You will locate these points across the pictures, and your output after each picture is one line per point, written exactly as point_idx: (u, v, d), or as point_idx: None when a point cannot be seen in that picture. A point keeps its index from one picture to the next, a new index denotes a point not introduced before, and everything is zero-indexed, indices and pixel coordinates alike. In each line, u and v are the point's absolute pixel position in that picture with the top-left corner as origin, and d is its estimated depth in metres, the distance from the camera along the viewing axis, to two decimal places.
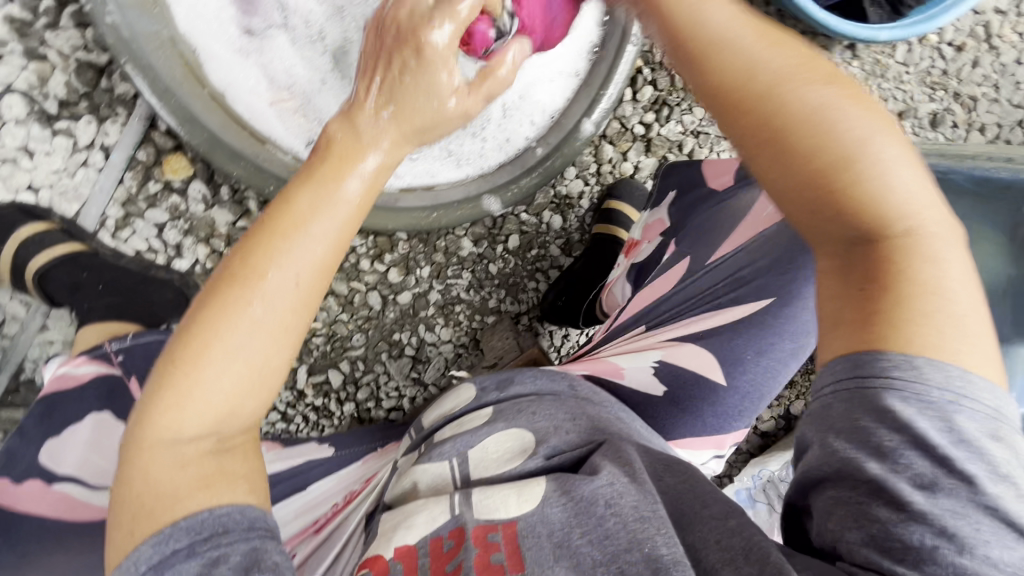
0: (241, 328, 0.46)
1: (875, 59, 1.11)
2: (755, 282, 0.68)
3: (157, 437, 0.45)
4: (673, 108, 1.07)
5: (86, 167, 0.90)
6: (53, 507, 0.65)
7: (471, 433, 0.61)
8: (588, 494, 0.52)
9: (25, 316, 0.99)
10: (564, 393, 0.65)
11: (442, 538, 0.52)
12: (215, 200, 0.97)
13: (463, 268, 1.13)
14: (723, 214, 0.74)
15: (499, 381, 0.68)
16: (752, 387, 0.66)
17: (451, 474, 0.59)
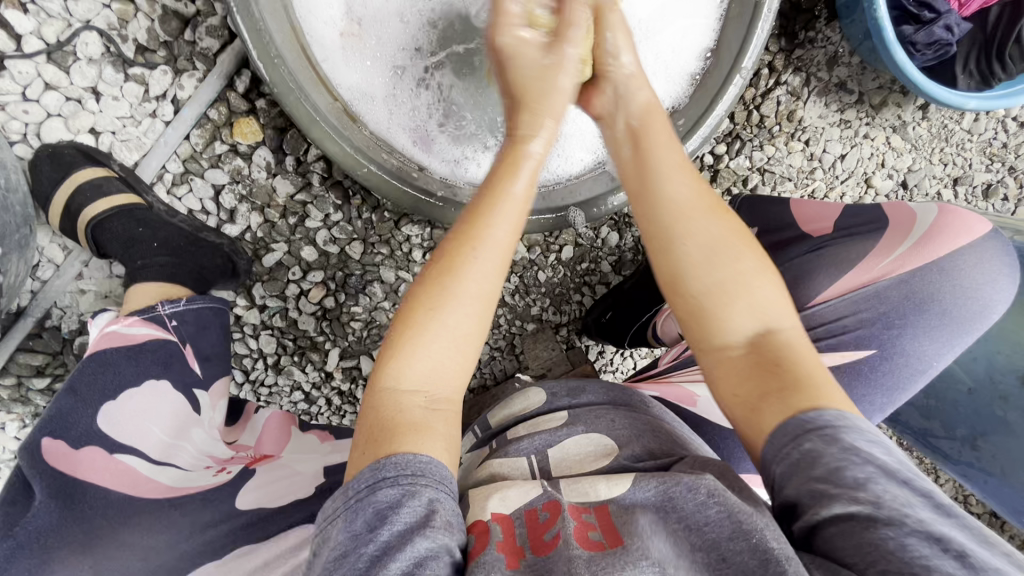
0: (467, 311, 0.56)
1: (943, 122, 1.12)
2: (857, 333, 0.68)
3: (387, 382, 0.54)
4: (745, 142, 1.06)
5: (154, 118, 0.87)
6: (107, 478, 0.61)
7: (550, 434, 0.73)
8: (688, 481, 0.57)
9: (62, 262, 0.95)
10: (636, 406, 0.77)
11: (535, 510, 0.58)
12: (279, 169, 0.94)
13: (512, 271, 1.11)
14: (825, 261, 0.73)
15: (569, 390, 0.81)
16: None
17: (529, 466, 0.69)
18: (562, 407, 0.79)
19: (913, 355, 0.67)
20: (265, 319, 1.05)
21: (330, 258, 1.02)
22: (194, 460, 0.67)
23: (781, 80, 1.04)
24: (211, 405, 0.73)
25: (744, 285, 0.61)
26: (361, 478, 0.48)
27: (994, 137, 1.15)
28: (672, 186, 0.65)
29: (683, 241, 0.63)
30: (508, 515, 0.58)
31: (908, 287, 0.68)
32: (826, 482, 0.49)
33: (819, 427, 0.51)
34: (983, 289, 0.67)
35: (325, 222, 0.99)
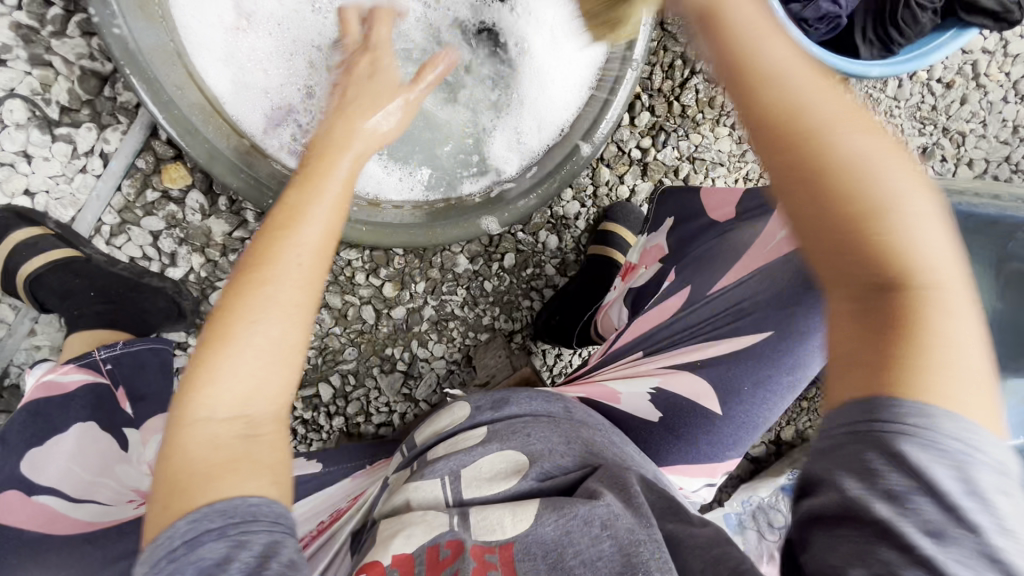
0: (281, 306, 0.48)
1: (867, 92, 1.14)
2: (752, 317, 0.67)
3: (196, 406, 0.44)
4: (670, 133, 1.08)
5: (85, 174, 0.91)
6: (30, 519, 0.64)
7: (465, 453, 0.63)
8: (583, 514, 0.53)
9: (14, 320, 0.98)
10: (558, 415, 0.68)
11: (438, 545, 0.53)
12: (213, 210, 0.97)
13: (458, 285, 1.13)
14: (724, 247, 0.75)
15: (492, 402, 0.71)
16: (747, 419, 0.67)
17: (442, 492, 0.60)
18: (483, 421, 0.69)
19: (801, 337, 0.65)
20: None
21: None
22: (116, 494, 0.69)
23: (696, 69, 1.06)
24: (143, 441, 0.75)
25: (900, 193, 0.41)
26: (173, 534, 0.39)
27: (922, 101, 1.16)
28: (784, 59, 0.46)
29: (801, 95, 0.44)
30: (411, 554, 0.53)
31: (794, 266, 0.66)
32: (857, 481, 0.37)
33: (881, 421, 0.37)
34: None
35: None
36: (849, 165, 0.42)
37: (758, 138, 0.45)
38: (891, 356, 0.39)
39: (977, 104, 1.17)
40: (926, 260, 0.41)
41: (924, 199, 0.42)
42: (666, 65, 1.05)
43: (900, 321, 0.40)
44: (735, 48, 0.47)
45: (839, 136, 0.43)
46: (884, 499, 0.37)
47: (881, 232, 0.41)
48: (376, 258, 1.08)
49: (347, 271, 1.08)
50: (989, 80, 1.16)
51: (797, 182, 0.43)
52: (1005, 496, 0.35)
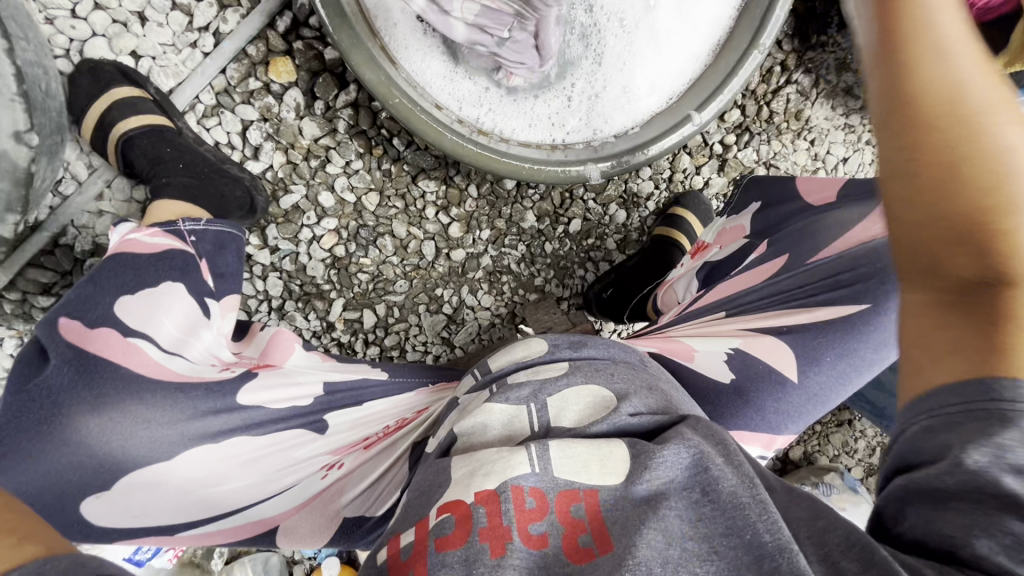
0: None
1: None
2: (857, 287, 0.77)
3: None
4: (753, 135, 1.11)
5: (192, 48, 0.91)
6: (125, 357, 0.62)
7: (553, 384, 0.68)
8: (683, 479, 0.54)
9: (85, 179, 0.96)
10: (636, 365, 0.74)
11: (522, 492, 0.53)
12: (308, 111, 0.97)
13: (520, 240, 1.14)
14: (812, 231, 0.87)
15: (572, 342, 0.76)
16: (819, 391, 0.75)
17: (528, 421, 0.64)
18: (562, 358, 0.74)
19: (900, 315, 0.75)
20: (275, 261, 1.08)
21: (346, 207, 1.06)
22: (203, 355, 0.68)
23: (792, 79, 1.09)
24: (221, 314, 0.74)
25: (1007, 154, 0.39)
26: None
27: None
28: (959, 57, 0.39)
29: (1009, 127, 0.39)
30: (495, 491, 0.54)
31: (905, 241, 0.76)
32: (984, 452, 0.39)
33: (1005, 402, 0.39)
34: None
35: (346, 170, 1.03)
36: (980, 162, 0.39)
37: (880, 97, 0.42)
38: (1000, 342, 0.40)
39: None
40: None
41: None
42: (766, 68, 1.08)
43: (1007, 319, 0.40)
44: (910, 48, 0.40)
45: (1015, 158, 0.39)
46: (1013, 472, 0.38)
47: (1010, 246, 0.39)
48: (450, 195, 1.08)
49: (419, 203, 1.08)
50: None
51: (955, 183, 0.40)
52: None
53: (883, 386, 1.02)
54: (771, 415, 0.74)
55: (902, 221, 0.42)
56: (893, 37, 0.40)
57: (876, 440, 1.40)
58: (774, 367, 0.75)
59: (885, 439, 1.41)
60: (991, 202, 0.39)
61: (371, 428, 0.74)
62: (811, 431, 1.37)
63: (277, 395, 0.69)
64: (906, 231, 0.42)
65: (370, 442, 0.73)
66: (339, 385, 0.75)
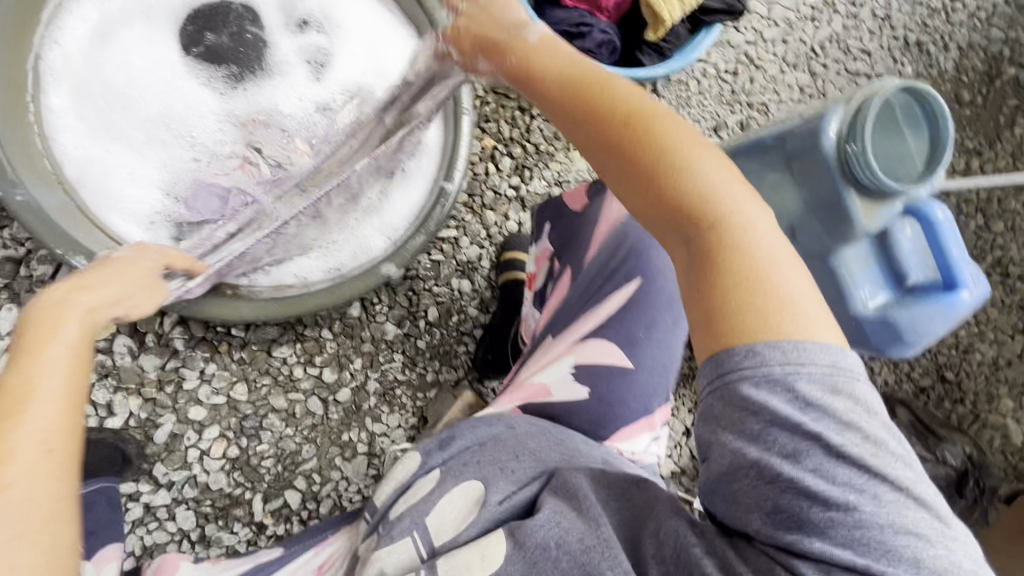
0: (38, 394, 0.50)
1: (677, 94, 1.38)
2: (624, 266, 0.83)
3: None
4: (533, 168, 1.26)
5: (6, 351, 0.96)
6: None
7: (427, 503, 0.73)
8: (541, 540, 0.62)
9: None
10: (503, 434, 0.77)
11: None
12: (142, 348, 1.04)
13: (393, 351, 1.19)
14: (583, 223, 0.91)
15: (439, 442, 0.79)
16: (655, 363, 0.81)
17: (416, 548, 0.69)
18: (435, 463, 0.78)
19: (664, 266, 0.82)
20: (176, 495, 1.06)
21: (221, 408, 1.09)
22: None
23: (534, 115, 1.27)
24: (97, 570, 0.75)
25: (646, 106, 0.60)
26: None
27: (722, 89, 1.42)
28: (632, 90, 0.62)
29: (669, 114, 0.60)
30: None
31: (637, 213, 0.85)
32: (732, 432, 0.50)
33: (729, 371, 0.49)
34: None
35: (204, 378, 1.08)
36: (642, 139, 0.58)
37: (567, 93, 0.63)
38: (717, 309, 0.52)
39: (763, 80, 1.44)
40: (720, 201, 0.55)
41: (706, 157, 0.57)
42: (509, 117, 1.25)
43: (712, 274, 0.53)
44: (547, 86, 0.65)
45: (651, 116, 0.59)
46: (752, 442, 0.49)
47: (688, 193, 0.55)
48: (308, 348, 1.13)
49: (285, 370, 1.12)
50: (764, 60, 1.44)
51: (656, 169, 0.57)
52: (845, 420, 0.48)
53: None
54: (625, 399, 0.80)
55: (639, 199, 0.58)
56: (571, 101, 0.63)
57: None
58: (605, 362, 0.80)
59: None
60: (642, 139, 0.58)
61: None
62: None
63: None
64: (640, 204, 0.59)
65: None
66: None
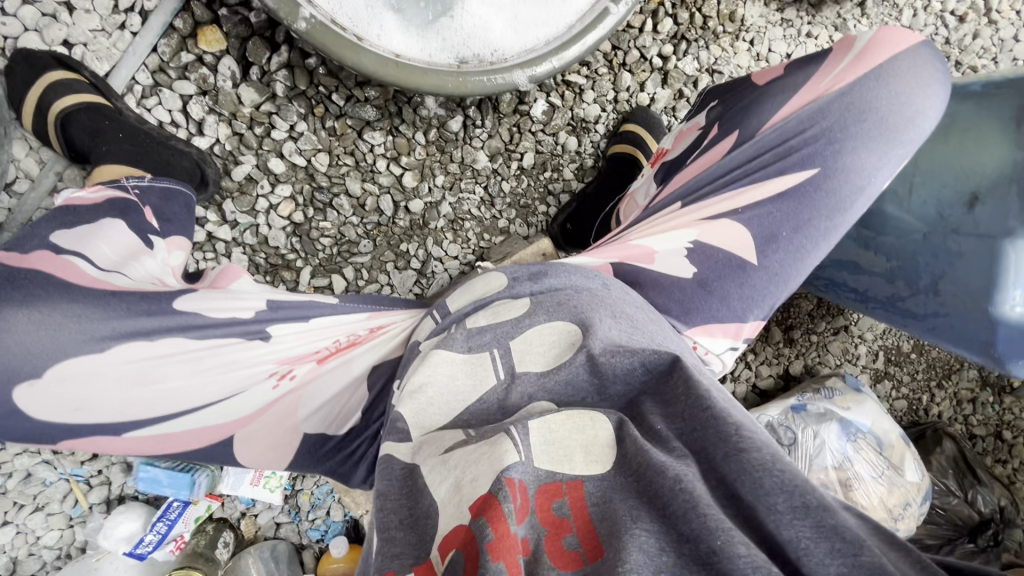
0: None
1: (884, 19, 1.16)
2: (803, 152, 0.76)
3: None
4: (691, 44, 1.11)
5: (120, 28, 0.93)
6: (57, 270, 0.62)
7: (512, 324, 0.62)
8: (660, 462, 0.44)
9: (38, 175, 0.97)
10: (597, 289, 0.68)
11: (511, 486, 0.42)
12: (244, 79, 0.99)
13: (477, 182, 1.13)
14: (772, 93, 0.81)
15: (530, 273, 0.70)
16: (780, 269, 0.75)
17: (493, 363, 0.59)
18: (524, 293, 0.67)
19: (852, 169, 0.75)
20: (236, 236, 1.08)
21: (298, 171, 1.07)
22: (143, 275, 0.69)
23: None
24: (167, 250, 0.75)
25: None
26: None
27: (937, 33, 1.19)
28: None
29: None
30: (490, 495, 0.42)
31: (847, 98, 0.75)
32: None
33: None
34: (915, 96, 0.75)
35: (292, 133, 1.04)
36: None
37: None
38: None
39: (988, 40, 1.20)
40: None
41: None
42: None
43: None
44: None
45: None
46: None
47: None
48: (399, 145, 1.08)
49: (369, 158, 1.08)
50: (1000, 17, 1.19)
51: None
52: None
53: (862, 268, 0.98)
54: (732, 288, 0.75)
55: None
56: None
57: (877, 344, 1.37)
58: (732, 252, 0.75)
59: (885, 342, 1.38)
60: None
61: (323, 341, 0.71)
62: (809, 343, 1.35)
63: (216, 304, 0.67)
64: None
65: (324, 356, 0.70)
66: (285, 301, 0.71)
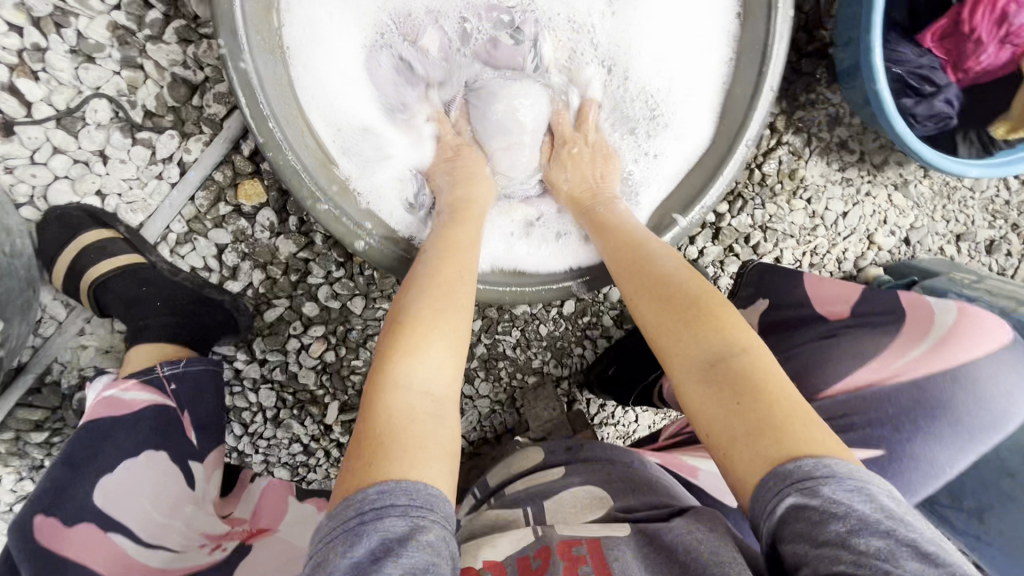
0: (462, 324, 0.64)
1: (945, 180, 1.13)
2: (867, 430, 0.71)
3: (398, 381, 0.57)
4: (746, 201, 1.06)
5: (155, 177, 0.88)
6: (98, 560, 0.62)
7: (549, 486, 0.74)
8: (668, 540, 0.60)
9: (65, 318, 0.95)
10: (633, 463, 0.77)
11: (527, 558, 0.61)
12: (283, 229, 0.94)
13: (513, 325, 1.10)
14: (839, 353, 0.75)
15: (569, 447, 0.82)
16: None
17: (524, 516, 0.71)
18: (559, 461, 0.80)
19: (923, 459, 0.69)
20: (265, 373, 1.05)
21: (332, 313, 1.03)
22: (185, 540, 0.68)
23: (783, 140, 1.04)
24: (206, 478, 0.74)
25: None
26: (366, 501, 0.48)
27: (996, 195, 1.16)
28: None
29: None
30: (500, 561, 0.61)
31: (918, 391, 0.70)
32: None
33: None
34: (998, 398, 0.69)
35: (327, 279, 1.00)
36: None
37: None
38: None
39: None
40: None
41: None
42: None
43: None
44: None
45: None
46: None
47: None
48: None
49: None
50: None
51: None
52: None
53: None
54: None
55: None
56: None
57: None
58: None
59: None
60: None
61: None
62: None
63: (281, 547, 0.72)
64: None
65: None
66: None
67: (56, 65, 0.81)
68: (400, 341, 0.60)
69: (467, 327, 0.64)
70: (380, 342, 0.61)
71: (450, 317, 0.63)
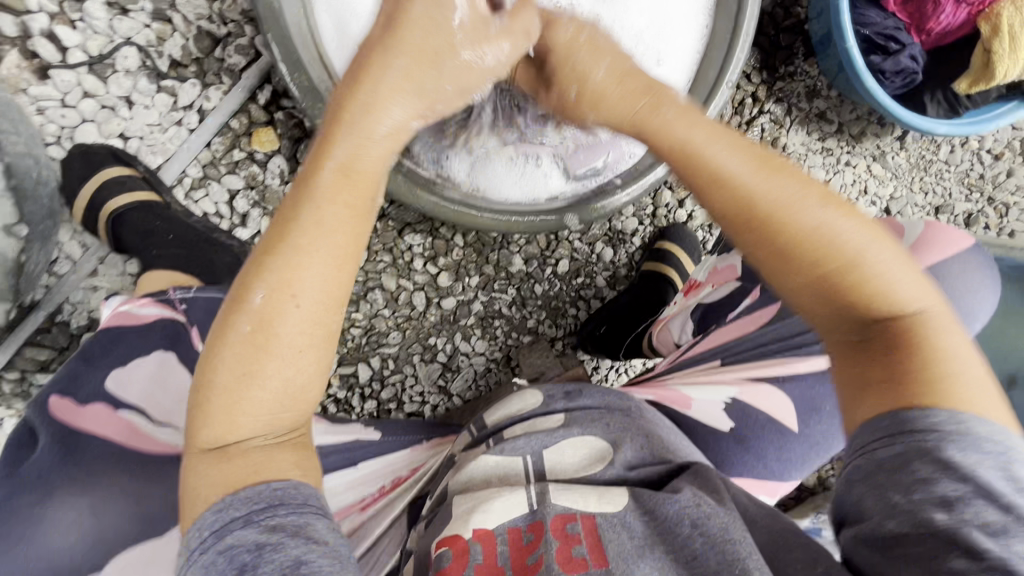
0: (286, 325, 0.50)
1: (921, 153, 1.19)
2: None
3: (225, 432, 0.51)
4: None
5: (175, 123, 0.94)
6: (112, 430, 0.64)
7: (547, 434, 0.72)
8: (670, 513, 0.61)
9: (80, 258, 1.00)
10: (630, 410, 0.76)
11: (519, 531, 0.62)
12: (292, 177, 0.99)
13: (510, 284, 1.14)
14: None
15: (565, 392, 0.78)
16: (820, 438, 0.78)
17: (524, 466, 0.70)
18: (558, 409, 0.77)
19: None
20: None
21: None
22: (193, 426, 0.69)
23: (765, 109, 1.10)
24: None
25: None
26: (206, 524, 0.48)
27: (971, 169, 1.21)
28: None
29: None
30: (491, 530, 0.62)
31: None
32: None
33: None
34: (977, 296, 0.74)
35: None
36: None
37: None
38: None
39: None
40: None
41: None
42: (738, 101, 1.09)
43: None
44: None
45: None
46: None
47: None
48: (437, 246, 1.10)
49: (407, 256, 1.10)
50: None
51: None
52: None
53: None
54: (773, 457, 0.77)
55: None
56: None
57: None
58: (773, 413, 0.77)
59: None
60: None
61: (369, 488, 0.77)
62: None
63: None
64: None
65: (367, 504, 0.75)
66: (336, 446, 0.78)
67: (93, 15, 0.89)
68: (227, 373, 0.51)
69: (330, 310, 0.52)
70: (218, 338, 0.52)
71: (315, 283, 0.51)
